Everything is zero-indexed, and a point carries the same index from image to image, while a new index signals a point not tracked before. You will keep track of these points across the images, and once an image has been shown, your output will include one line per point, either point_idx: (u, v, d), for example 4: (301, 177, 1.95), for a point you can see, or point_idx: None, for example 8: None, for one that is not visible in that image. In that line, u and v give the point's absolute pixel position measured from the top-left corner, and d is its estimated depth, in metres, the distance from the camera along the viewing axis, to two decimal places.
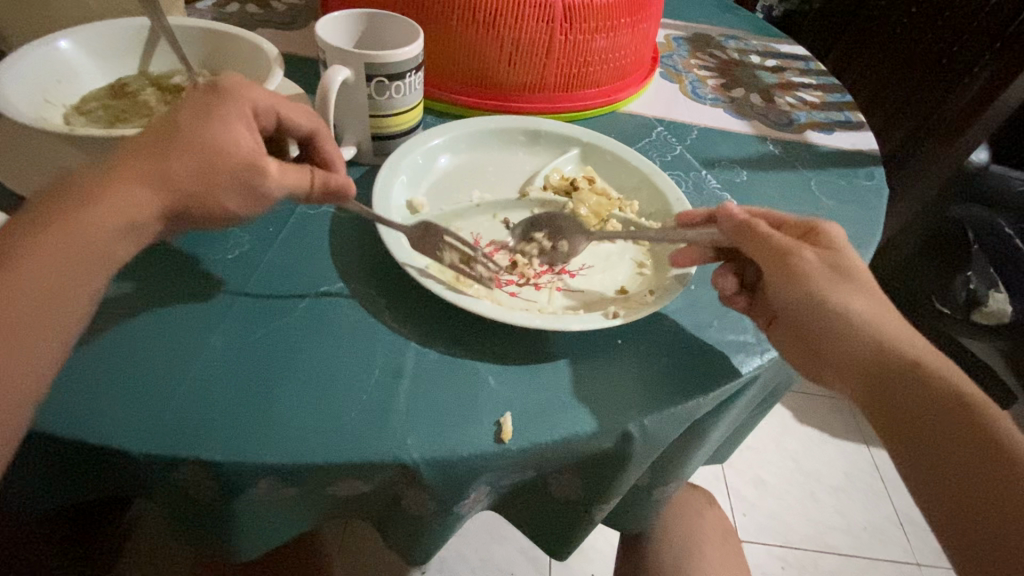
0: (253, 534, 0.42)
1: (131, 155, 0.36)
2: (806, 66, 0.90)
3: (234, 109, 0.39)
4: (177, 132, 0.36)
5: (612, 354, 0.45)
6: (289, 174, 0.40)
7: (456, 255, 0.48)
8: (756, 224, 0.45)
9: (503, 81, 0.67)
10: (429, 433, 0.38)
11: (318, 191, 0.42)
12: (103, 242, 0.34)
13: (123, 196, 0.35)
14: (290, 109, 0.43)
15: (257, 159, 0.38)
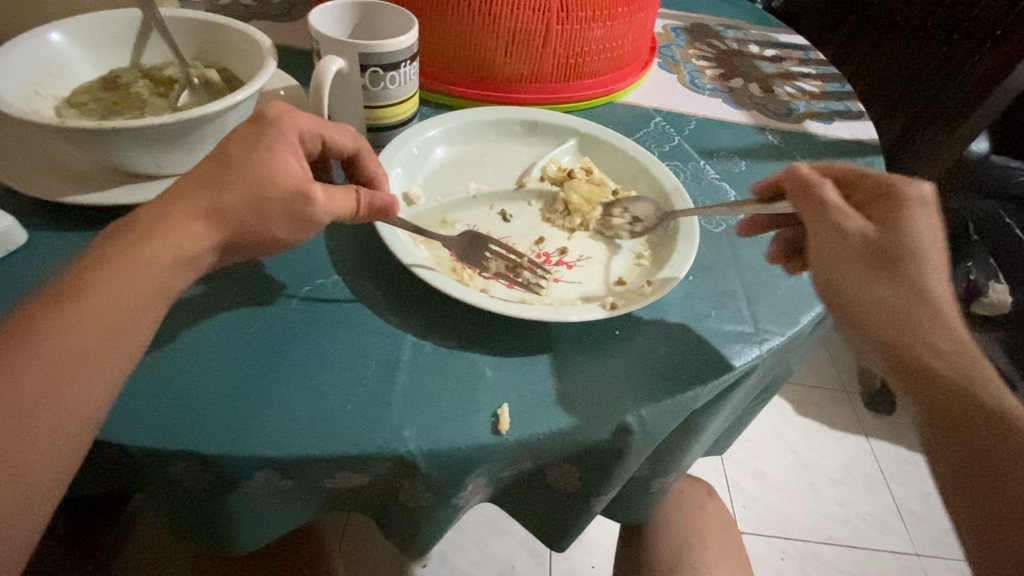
0: (251, 527, 0.42)
1: (184, 192, 0.38)
2: (805, 56, 0.89)
3: (281, 138, 0.40)
4: (232, 167, 0.39)
5: (612, 345, 0.45)
6: (335, 199, 0.41)
7: (502, 263, 0.49)
8: (820, 185, 0.43)
9: (499, 72, 0.66)
10: (427, 425, 0.38)
11: (365, 210, 0.43)
12: (163, 278, 0.36)
13: (184, 234, 0.37)
14: (335, 133, 0.45)
15: (304, 185, 0.39)
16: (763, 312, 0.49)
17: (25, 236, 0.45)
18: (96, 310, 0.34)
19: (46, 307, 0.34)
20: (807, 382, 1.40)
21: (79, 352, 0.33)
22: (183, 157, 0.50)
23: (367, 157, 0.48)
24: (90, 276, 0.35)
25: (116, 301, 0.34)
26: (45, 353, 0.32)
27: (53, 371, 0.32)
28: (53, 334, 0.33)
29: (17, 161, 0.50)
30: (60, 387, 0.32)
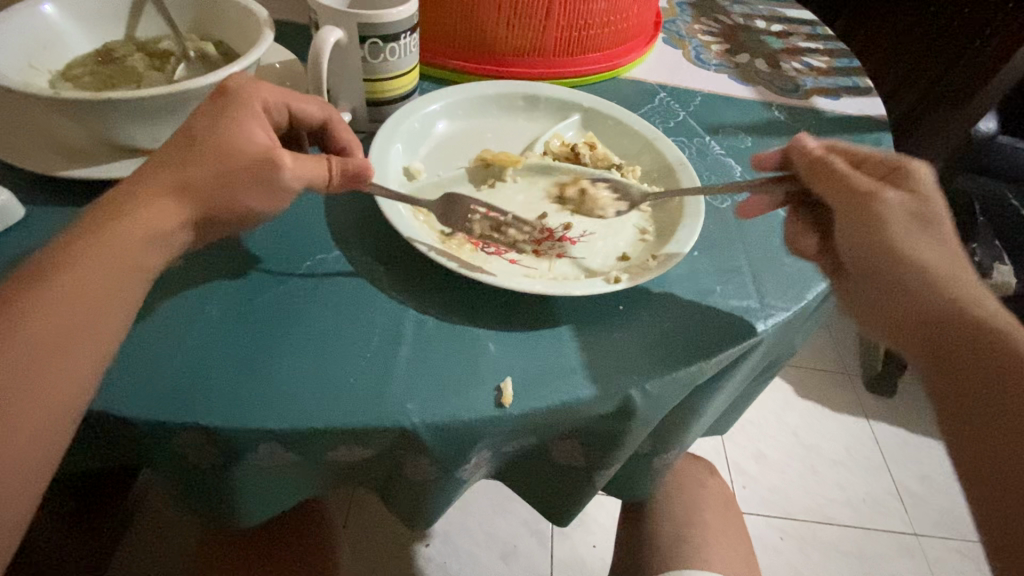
0: (255, 501, 0.42)
1: (158, 172, 0.37)
2: (813, 32, 0.87)
3: (246, 109, 0.40)
4: (194, 141, 0.38)
5: (617, 322, 0.44)
6: (304, 163, 0.40)
7: (485, 224, 0.50)
8: (831, 162, 0.43)
9: (501, 45, 0.65)
10: (430, 398, 0.38)
11: (339, 176, 0.42)
12: (140, 252, 0.35)
13: (158, 209, 0.36)
14: (301, 103, 0.45)
15: (271, 151, 0.39)
16: (768, 288, 0.48)
17: (23, 211, 0.45)
18: (78, 290, 0.33)
19: (14, 293, 0.33)
20: (810, 364, 1.40)
21: (45, 338, 0.32)
22: (182, 131, 0.49)
23: (336, 125, 0.47)
24: (60, 258, 0.34)
25: (84, 282, 0.33)
26: (9, 341, 0.31)
27: (40, 354, 0.32)
28: (18, 322, 0.32)
29: (11, 135, 0.49)
30: (25, 375, 0.31)
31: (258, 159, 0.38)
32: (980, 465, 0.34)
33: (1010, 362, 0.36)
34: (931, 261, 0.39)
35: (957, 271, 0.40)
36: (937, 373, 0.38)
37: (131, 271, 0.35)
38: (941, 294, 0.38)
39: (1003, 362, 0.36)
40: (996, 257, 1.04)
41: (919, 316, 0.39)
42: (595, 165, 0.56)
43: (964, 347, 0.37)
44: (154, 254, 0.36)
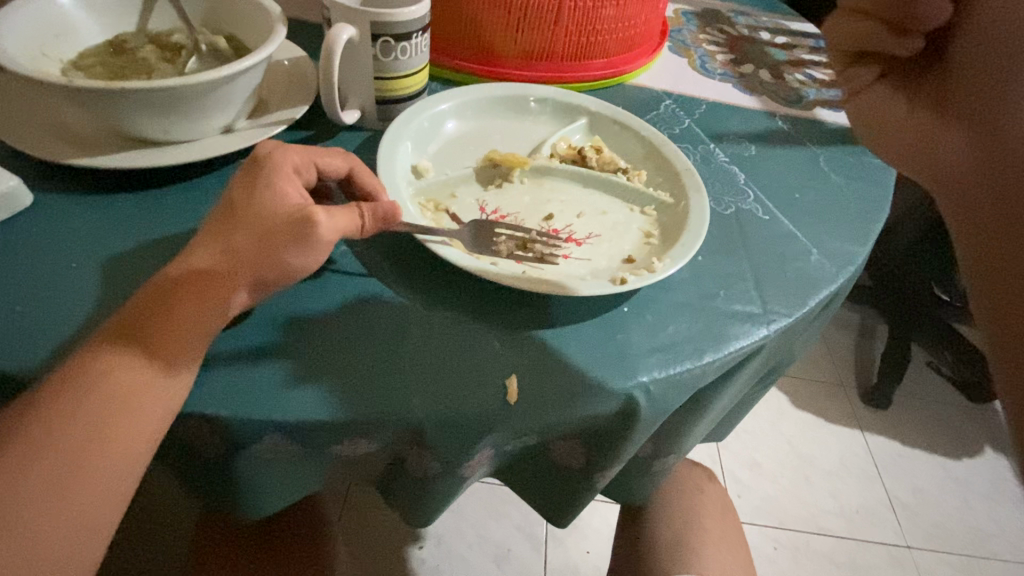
0: (258, 494, 0.42)
1: (207, 239, 0.37)
2: (816, 45, 0.88)
3: (278, 175, 0.39)
4: (237, 210, 0.37)
5: (622, 322, 0.45)
6: (337, 215, 0.39)
7: (513, 242, 0.47)
8: None
9: (510, 48, 0.66)
10: (435, 394, 0.38)
11: (369, 221, 0.41)
12: (195, 316, 0.35)
13: (210, 277, 0.35)
14: (325, 158, 0.43)
15: (304, 209, 0.38)
16: (771, 294, 0.49)
17: (30, 198, 0.45)
18: (140, 354, 0.33)
19: (86, 352, 0.33)
20: (806, 374, 1.41)
21: (112, 403, 0.32)
22: (193, 124, 0.49)
23: (362, 173, 0.45)
24: (130, 314, 0.34)
25: (151, 346, 0.33)
26: (81, 409, 0.32)
27: (103, 416, 0.32)
28: (89, 388, 0.32)
29: (21, 123, 0.49)
30: (94, 438, 0.32)
31: (293, 218, 0.37)
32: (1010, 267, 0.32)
33: None
34: None
35: None
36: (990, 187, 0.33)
37: (192, 339, 0.34)
38: None
39: None
40: None
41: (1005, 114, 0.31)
42: (601, 168, 0.56)
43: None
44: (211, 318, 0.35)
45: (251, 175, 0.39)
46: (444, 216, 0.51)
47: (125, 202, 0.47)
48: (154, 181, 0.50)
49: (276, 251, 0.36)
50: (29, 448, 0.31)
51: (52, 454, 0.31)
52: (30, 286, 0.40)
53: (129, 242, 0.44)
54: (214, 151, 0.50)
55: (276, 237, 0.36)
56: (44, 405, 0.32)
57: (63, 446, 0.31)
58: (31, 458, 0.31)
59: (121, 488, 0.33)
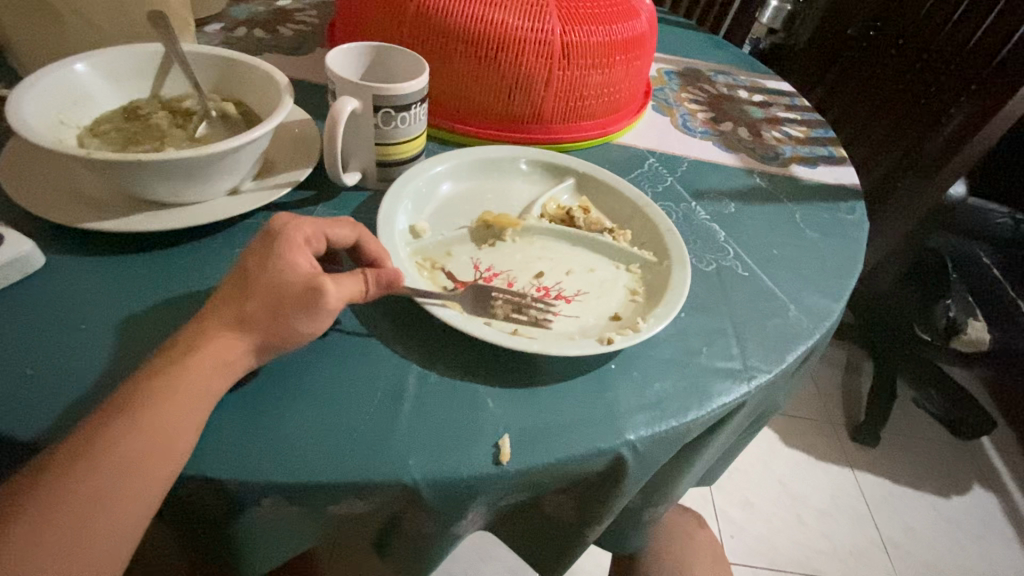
0: (254, 553, 0.43)
1: (219, 305, 0.39)
2: (791, 103, 0.94)
3: (286, 245, 0.40)
4: (248, 281, 0.39)
5: (610, 380, 0.47)
6: (343, 286, 0.40)
7: (508, 306, 0.49)
8: None
9: (502, 112, 0.70)
10: (430, 454, 0.39)
11: (373, 289, 0.43)
12: (204, 383, 0.36)
13: (224, 345, 0.37)
14: (334, 227, 0.44)
15: (313, 280, 0.39)
16: (751, 350, 0.51)
17: (43, 259, 0.47)
18: (149, 422, 0.34)
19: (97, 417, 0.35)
20: (795, 413, 1.42)
21: (117, 468, 0.33)
22: (202, 187, 0.52)
23: (367, 240, 0.47)
24: (140, 383, 0.36)
25: (160, 414, 0.35)
26: (87, 477, 0.33)
27: (107, 486, 0.33)
28: (96, 455, 0.33)
29: (36, 186, 0.52)
30: (97, 505, 0.33)
31: (304, 290, 0.39)
32: None
33: None
34: None
35: None
36: None
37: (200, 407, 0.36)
38: None
39: None
40: (969, 312, 1.18)
41: None
42: (588, 228, 0.60)
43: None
44: (219, 385, 0.37)
45: (259, 243, 0.41)
46: (440, 274, 0.53)
47: (133, 262, 0.49)
48: (161, 241, 0.52)
49: (286, 317, 0.38)
50: (33, 516, 0.31)
51: (56, 523, 0.32)
52: (42, 348, 0.41)
53: (138, 303, 0.46)
54: (221, 213, 0.53)
55: (286, 304, 0.38)
56: (51, 473, 0.33)
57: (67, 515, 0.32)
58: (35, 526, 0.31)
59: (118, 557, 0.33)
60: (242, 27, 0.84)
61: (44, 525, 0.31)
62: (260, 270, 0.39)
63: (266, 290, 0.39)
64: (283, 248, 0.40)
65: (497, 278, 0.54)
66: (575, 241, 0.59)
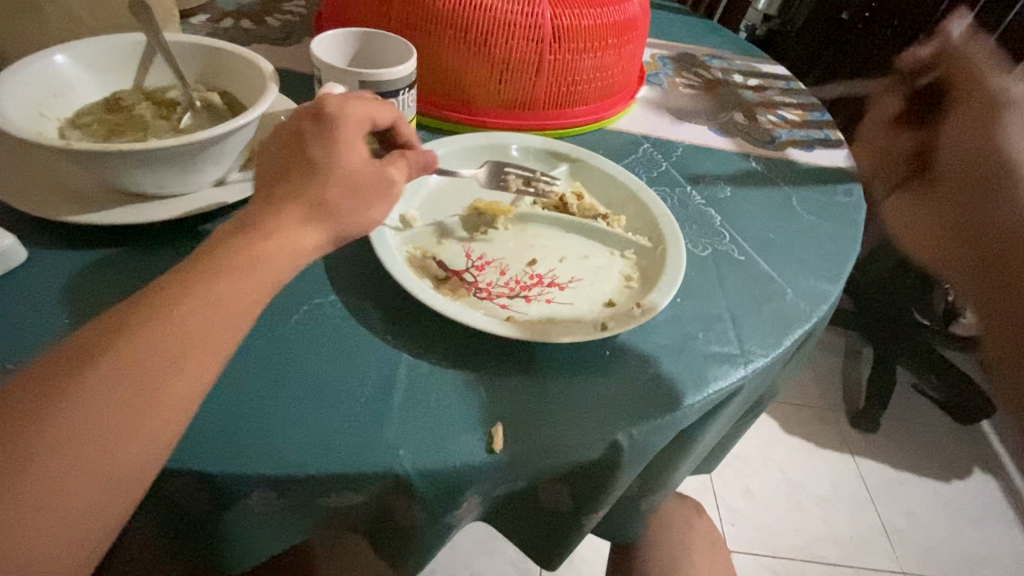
0: (245, 546, 0.42)
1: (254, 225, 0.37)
2: (786, 86, 0.93)
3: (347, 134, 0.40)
4: (314, 170, 0.39)
5: (604, 367, 0.46)
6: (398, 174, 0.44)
7: (519, 179, 0.59)
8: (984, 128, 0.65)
9: (493, 98, 0.69)
10: (422, 444, 0.39)
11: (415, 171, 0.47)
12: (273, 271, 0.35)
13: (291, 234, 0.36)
14: (381, 111, 0.44)
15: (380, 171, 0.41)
16: (748, 334, 0.51)
17: (25, 254, 0.46)
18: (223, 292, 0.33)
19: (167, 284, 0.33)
20: (794, 400, 1.42)
21: (193, 330, 0.32)
22: (186, 178, 0.51)
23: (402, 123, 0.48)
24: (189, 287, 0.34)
25: (233, 286, 0.34)
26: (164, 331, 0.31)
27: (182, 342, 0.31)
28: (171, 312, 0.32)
29: (20, 180, 0.51)
30: (104, 442, 0.29)
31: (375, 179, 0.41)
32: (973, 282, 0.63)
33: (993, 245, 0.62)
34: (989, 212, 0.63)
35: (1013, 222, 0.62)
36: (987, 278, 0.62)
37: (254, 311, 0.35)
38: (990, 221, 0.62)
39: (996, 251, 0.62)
40: (968, 299, 1.17)
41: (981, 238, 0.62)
42: (582, 215, 0.59)
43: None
44: None
45: (311, 124, 0.40)
46: (431, 263, 0.52)
47: (119, 258, 0.48)
48: (147, 235, 0.51)
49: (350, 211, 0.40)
50: (29, 456, 0.27)
51: (58, 460, 0.28)
52: (27, 344, 0.40)
53: (123, 298, 0.45)
54: (208, 204, 0.52)
55: None
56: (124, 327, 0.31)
57: (71, 455, 0.28)
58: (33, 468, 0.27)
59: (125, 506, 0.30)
60: (228, 17, 0.82)
61: (46, 464, 0.27)
62: (318, 155, 0.39)
63: (322, 173, 0.39)
64: (338, 131, 0.40)
65: (489, 267, 0.54)
66: (568, 228, 0.58)
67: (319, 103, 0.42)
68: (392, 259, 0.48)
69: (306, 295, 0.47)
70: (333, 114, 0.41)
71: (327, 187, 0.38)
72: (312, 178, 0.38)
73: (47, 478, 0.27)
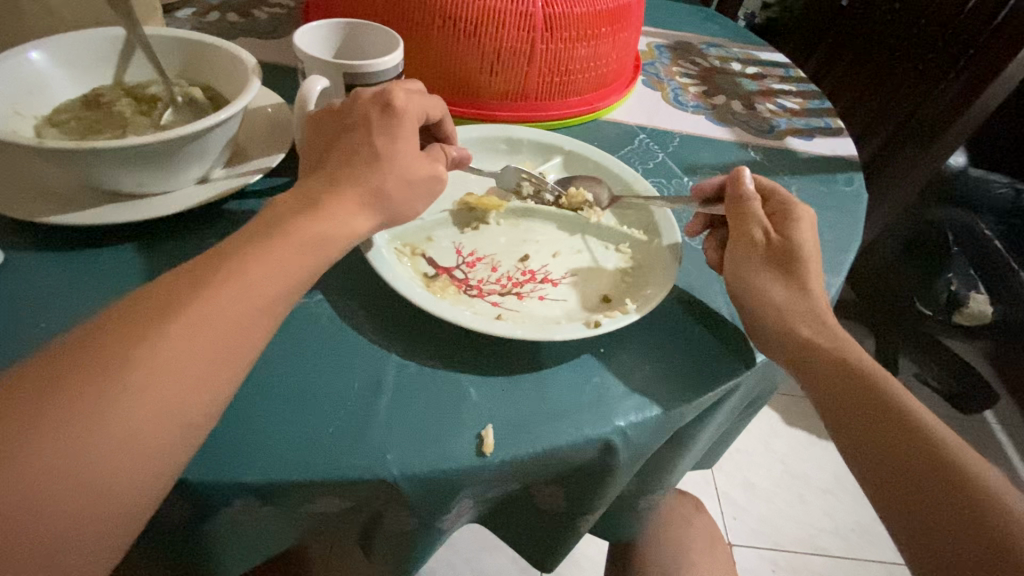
0: (231, 553, 0.41)
1: (268, 210, 0.37)
2: (786, 74, 0.91)
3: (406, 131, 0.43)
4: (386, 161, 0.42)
5: (598, 365, 0.45)
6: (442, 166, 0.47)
7: (531, 183, 0.58)
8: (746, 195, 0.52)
9: (484, 90, 0.67)
10: (410, 447, 0.38)
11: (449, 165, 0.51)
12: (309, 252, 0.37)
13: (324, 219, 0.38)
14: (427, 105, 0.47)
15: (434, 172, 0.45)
16: None
17: (1, 256, 0.45)
18: (265, 269, 0.35)
19: (217, 255, 0.35)
20: (795, 392, 1.41)
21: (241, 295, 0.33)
22: (168, 176, 0.49)
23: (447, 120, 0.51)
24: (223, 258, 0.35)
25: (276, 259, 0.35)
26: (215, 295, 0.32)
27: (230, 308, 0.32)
28: (224, 278, 0.33)
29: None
30: (161, 394, 0.29)
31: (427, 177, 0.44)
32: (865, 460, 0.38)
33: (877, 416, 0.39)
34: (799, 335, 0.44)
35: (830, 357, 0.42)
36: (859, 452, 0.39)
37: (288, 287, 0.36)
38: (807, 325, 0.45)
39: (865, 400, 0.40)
40: (971, 286, 1.17)
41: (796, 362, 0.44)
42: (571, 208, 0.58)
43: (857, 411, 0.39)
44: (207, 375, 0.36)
45: (379, 114, 0.43)
46: (421, 260, 0.51)
47: (98, 260, 0.47)
48: (128, 235, 0.50)
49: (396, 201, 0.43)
50: (93, 405, 0.27)
51: (92, 435, 0.27)
52: (3, 348, 0.39)
53: (103, 300, 0.44)
54: (191, 202, 0.50)
55: None
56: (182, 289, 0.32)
57: (98, 441, 0.27)
58: (56, 454, 0.26)
59: (145, 497, 0.29)
60: (214, 10, 0.81)
61: (105, 413, 0.28)
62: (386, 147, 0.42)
63: (385, 163, 0.42)
64: (404, 122, 0.44)
65: (480, 263, 0.52)
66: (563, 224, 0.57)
67: (386, 92, 0.44)
68: (379, 256, 0.46)
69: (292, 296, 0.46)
70: (399, 109, 0.43)
71: (387, 178, 0.41)
72: (373, 168, 0.41)
73: (75, 464, 0.26)
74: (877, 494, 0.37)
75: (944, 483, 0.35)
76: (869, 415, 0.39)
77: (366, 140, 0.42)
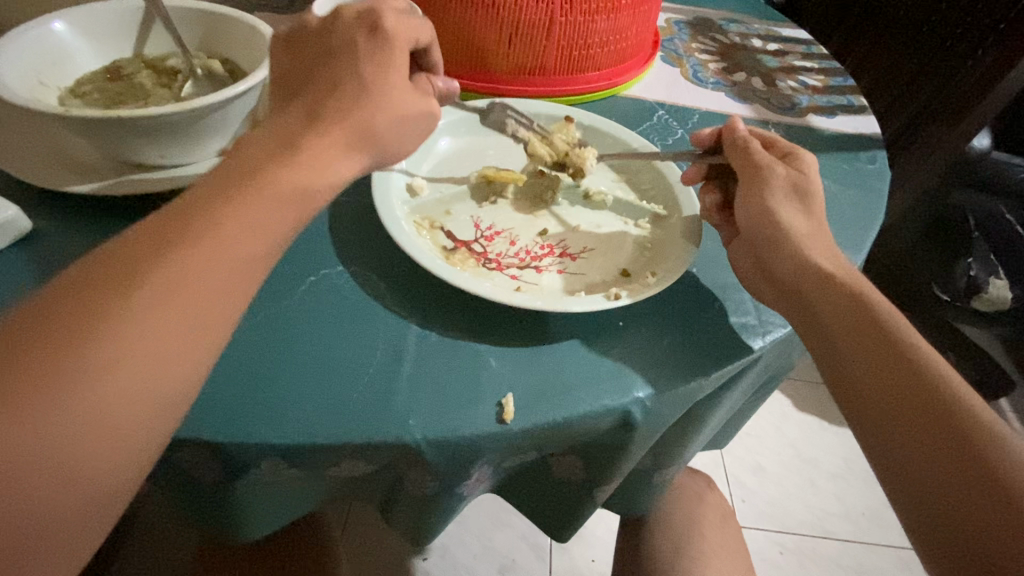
0: (257, 514, 0.42)
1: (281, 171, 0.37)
2: (808, 51, 0.89)
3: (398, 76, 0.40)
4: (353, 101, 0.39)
5: (620, 337, 0.45)
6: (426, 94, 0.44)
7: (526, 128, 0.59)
8: (749, 142, 0.52)
9: (501, 64, 0.66)
10: (431, 413, 0.38)
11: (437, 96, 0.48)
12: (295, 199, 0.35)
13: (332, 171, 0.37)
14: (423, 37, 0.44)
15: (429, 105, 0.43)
16: None
17: (30, 227, 0.45)
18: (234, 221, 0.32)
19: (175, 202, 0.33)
20: (808, 377, 1.41)
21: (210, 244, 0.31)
22: (189, 147, 0.50)
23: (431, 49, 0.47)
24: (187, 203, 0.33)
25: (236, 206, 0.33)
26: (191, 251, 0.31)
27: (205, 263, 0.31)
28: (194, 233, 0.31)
29: (22, 151, 0.50)
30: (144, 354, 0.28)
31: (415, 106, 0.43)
32: (889, 434, 0.35)
33: (903, 388, 0.36)
34: (839, 307, 0.41)
35: (855, 323, 0.40)
36: (878, 422, 0.36)
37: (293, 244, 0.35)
38: (849, 291, 0.41)
39: (898, 369, 0.37)
40: (992, 270, 1.09)
41: (829, 320, 0.41)
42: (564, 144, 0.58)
43: (847, 354, 0.39)
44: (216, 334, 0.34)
45: (358, 40, 0.40)
46: (440, 234, 0.51)
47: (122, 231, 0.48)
48: (152, 206, 0.50)
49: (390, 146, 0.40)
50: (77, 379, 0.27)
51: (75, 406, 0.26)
52: None
53: None
54: None
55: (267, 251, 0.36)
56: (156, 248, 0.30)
57: (88, 400, 0.27)
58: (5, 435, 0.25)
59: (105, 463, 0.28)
60: None
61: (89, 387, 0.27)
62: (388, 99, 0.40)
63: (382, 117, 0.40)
64: (386, 67, 0.41)
65: (498, 236, 0.52)
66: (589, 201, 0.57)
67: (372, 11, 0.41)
68: (398, 228, 0.46)
69: (312, 267, 0.46)
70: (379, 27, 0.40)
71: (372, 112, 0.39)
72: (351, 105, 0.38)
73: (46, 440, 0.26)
74: (893, 457, 0.35)
75: (947, 431, 0.34)
76: (865, 351, 0.38)
77: (351, 66, 0.39)
